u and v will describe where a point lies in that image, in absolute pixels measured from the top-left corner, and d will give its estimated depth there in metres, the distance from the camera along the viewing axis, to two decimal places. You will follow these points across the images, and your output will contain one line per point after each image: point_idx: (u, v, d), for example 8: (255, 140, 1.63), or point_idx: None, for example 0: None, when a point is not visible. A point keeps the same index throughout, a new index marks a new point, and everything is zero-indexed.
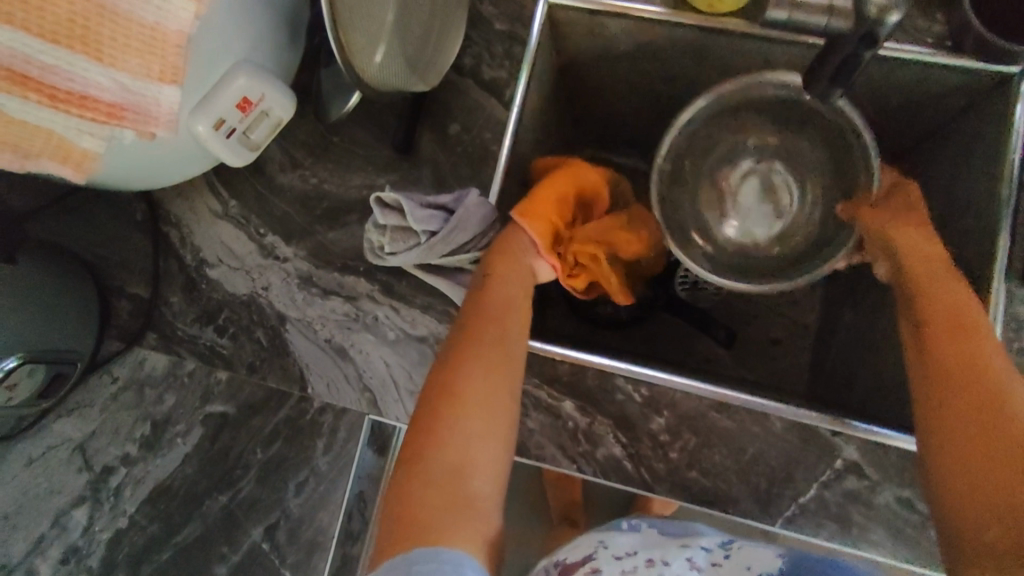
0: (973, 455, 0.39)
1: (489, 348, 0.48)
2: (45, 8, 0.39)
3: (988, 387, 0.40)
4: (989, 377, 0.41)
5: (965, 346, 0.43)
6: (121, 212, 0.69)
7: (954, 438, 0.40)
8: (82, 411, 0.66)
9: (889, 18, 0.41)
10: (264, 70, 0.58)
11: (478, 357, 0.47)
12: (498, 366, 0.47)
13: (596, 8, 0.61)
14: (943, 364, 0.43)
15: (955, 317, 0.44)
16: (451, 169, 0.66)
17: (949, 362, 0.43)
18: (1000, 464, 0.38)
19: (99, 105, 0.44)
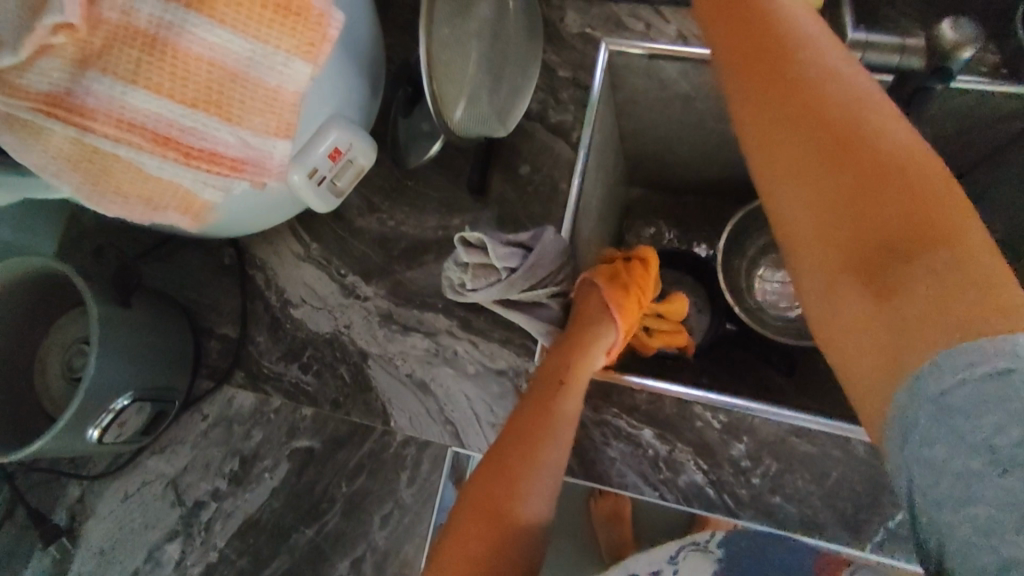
0: (939, 313, 0.32)
1: (542, 446, 0.52)
2: (188, 76, 0.45)
3: (933, 234, 0.34)
4: (935, 213, 0.34)
5: (888, 180, 0.36)
6: (209, 258, 0.73)
7: (919, 303, 0.33)
8: (174, 448, 0.69)
9: (960, 56, 0.44)
10: (352, 122, 0.62)
11: (530, 448, 0.52)
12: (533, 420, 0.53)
13: (656, 51, 0.65)
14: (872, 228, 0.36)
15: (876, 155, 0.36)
16: (521, 208, 0.70)
17: (879, 229, 0.35)
18: (944, 313, 0.32)
19: (225, 159, 0.48)
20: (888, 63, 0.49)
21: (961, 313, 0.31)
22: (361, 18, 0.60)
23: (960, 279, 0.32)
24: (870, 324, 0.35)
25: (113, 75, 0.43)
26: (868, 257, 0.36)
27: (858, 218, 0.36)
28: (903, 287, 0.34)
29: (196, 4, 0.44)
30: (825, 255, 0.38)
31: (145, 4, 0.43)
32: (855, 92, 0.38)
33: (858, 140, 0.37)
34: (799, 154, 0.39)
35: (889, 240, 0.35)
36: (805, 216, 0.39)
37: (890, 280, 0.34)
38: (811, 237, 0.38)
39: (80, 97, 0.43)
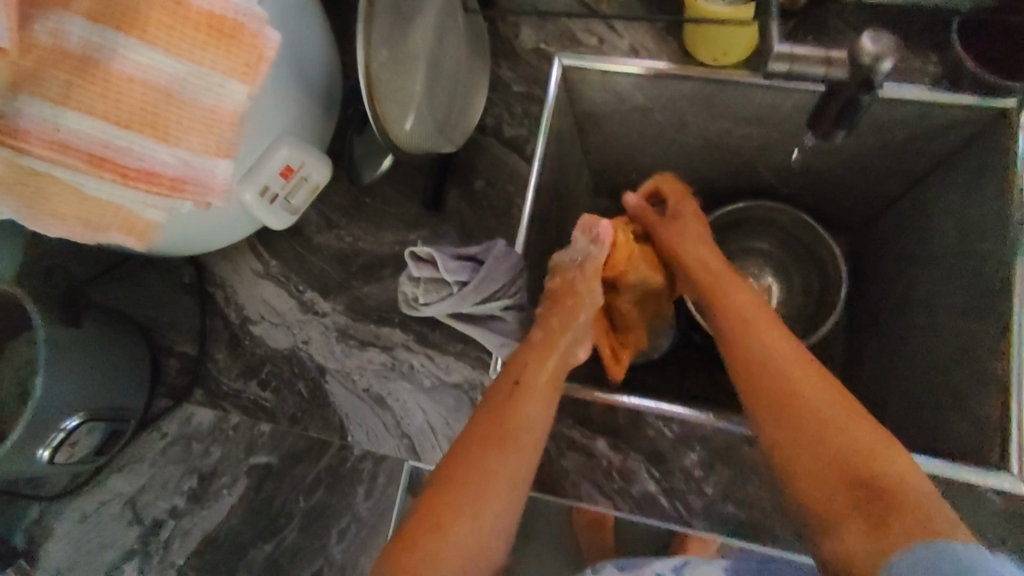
0: (832, 477, 0.47)
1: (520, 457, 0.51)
2: (122, 99, 0.45)
3: (853, 462, 0.47)
4: (856, 447, 0.47)
5: (787, 408, 0.50)
6: (169, 276, 0.74)
7: (823, 455, 0.48)
8: (133, 466, 0.69)
9: (882, 67, 0.44)
10: (303, 141, 0.62)
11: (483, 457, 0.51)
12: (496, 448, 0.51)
13: (609, 66, 0.64)
14: (810, 465, 0.48)
15: (776, 378, 0.51)
16: (478, 223, 0.71)
17: (810, 454, 0.48)
18: (835, 487, 0.47)
19: (165, 180, 0.49)
20: (814, 74, 0.50)
21: (850, 462, 0.47)
22: (313, 39, 0.61)
23: (854, 416, 0.49)
24: (810, 476, 0.48)
25: (43, 97, 0.44)
26: (811, 467, 0.48)
27: (796, 413, 0.50)
28: (829, 424, 0.49)
29: (127, 28, 0.44)
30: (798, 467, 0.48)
31: (75, 26, 0.43)
32: (788, 362, 0.52)
33: (795, 392, 0.50)
34: (757, 385, 0.52)
35: (809, 404, 0.50)
36: (778, 356, 0.53)
37: (803, 428, 0.49)
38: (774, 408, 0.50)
39: (13, 120, 0.44)
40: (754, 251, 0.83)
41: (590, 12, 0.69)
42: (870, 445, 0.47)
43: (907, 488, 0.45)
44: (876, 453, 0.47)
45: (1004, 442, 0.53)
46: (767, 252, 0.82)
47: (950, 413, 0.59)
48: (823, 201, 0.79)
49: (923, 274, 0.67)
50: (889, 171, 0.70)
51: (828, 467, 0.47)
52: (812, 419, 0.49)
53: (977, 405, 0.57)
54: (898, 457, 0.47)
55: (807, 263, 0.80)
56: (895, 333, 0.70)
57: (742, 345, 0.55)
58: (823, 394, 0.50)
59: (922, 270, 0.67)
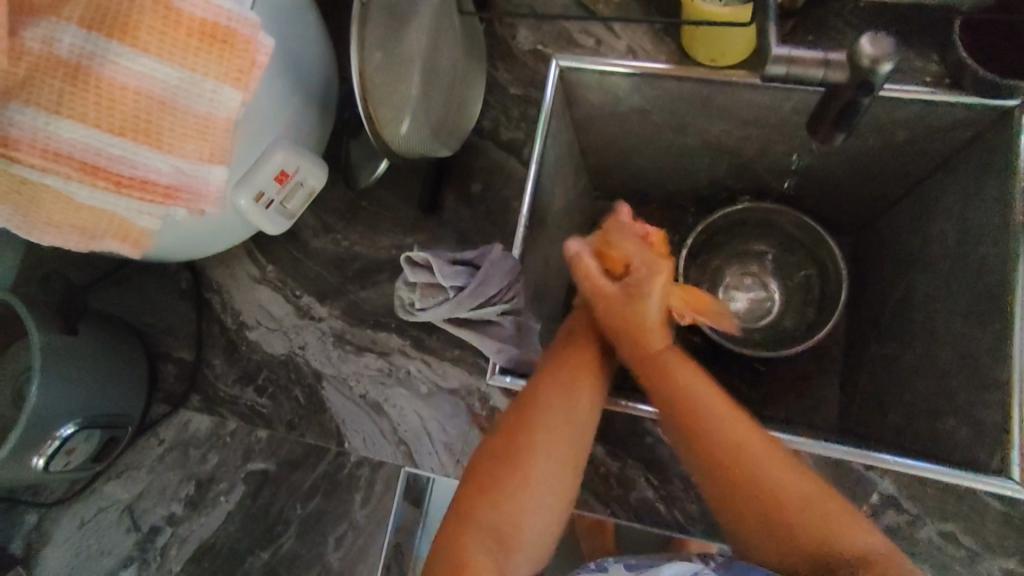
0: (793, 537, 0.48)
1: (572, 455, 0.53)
2: (115, 106, 0.45)
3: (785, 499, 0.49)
4: (825, 516, 0.48)
5: (748, 492, 0.50)
6: (166, 282, 0.73)
7: (794, 539, 0.48)
8: (130, 473, 0.69)
9: (881, 69, 0.44)
10: (298, 145, 0.62)
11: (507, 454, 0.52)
12: (506, 452, 0.52)
13: (605, 67, 0.63)
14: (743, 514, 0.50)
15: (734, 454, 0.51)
16: (475, 226, 0.70)
17: (744, 509, 0.50)
18: (791, 534, 0.48)
19: (158, 188, 0.48)
20: (812, 76, 0.49)
21: (788, 527, 0.48)
22: (308, 43, 0.61)
23: (812, 506, 0.48)
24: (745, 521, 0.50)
25: (36, 105, 0.43)
26: (788, 559, 0.49)
27: (758, 489, 0.49)
28: (768, 487, 0.49)
29: (119, 34, 0.44)
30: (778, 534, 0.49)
31: (68, 34, 0.43)
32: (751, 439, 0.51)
33: (738, 462, 0.50)
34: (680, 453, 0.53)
35: (769, 493, 0.49)
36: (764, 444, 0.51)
37: (781, 519, 0.49)
38: (712, 490, 0.51)
39: (5, 129, 0.43)
40: (755, 253, 0.82)
41: (587, 13, 0.69)
42: (839, 525, 0.48)
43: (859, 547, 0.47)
44: (831, 538, 0.47)
45: (1007, 447, 0.52)
46: (767, 254, 0.81)
47: (952, 418, 0.58)
48: (824, 203, 0.78)
49: (925, 276, 0.66)
50: (889, 172, 0.69)
51: (763, 514, 0.49)
52: (757, 495, 0.49)
53: (979, 410, 0.56)
54: (868, 533, 0.47)
55: (808, 266, 0.79)
56: (896, 336, 0.69)
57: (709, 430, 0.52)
58: (763, 474, 0.50)
59: (923, 272, 0.66)
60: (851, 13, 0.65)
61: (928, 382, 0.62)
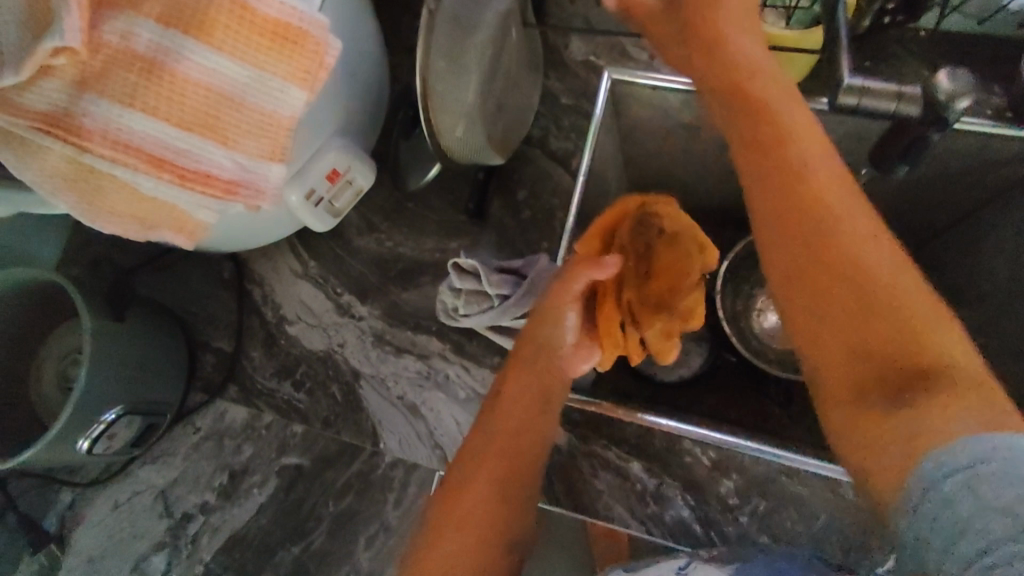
0: (856, 327, 0.33)
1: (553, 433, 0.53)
2: (185, 101, 0.45)
3: (882, 308, 0.33)
4: (914, 337, 0.32)
5: (836, 283, 0.34)
6: (208, 270, 0.74)
7: (832, 339, 0.34)
8: (165, 459, 0.70)
9: (956, 106, 0.43)
10: (351, 144, 0.62)
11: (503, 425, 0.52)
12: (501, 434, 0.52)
13: (659, 82, 0.63)
14: (818, 321, 0.34)
15: (829, 241, 0.35)
16: (520, 234, 0.70)
17: (815, 302, 0.35)
18: (866, 342, 0.33)
19: (220, 182, 0.48)
20: (884, 109, 0.47)
21: (877, 334, 0.33)
22: (366, 44, 0.61)
23: (918, 300, 0.33)
24: (838, 373, 0.34)
25: (111, 97, 0.43)
26: (837, 345, 0.34)
27: (822, 304, 0.34)
28: (873, 289, 0.33)
29: (195, 31, 0.44)
30: (815, 333, 0.35)
31: (145, 29, 0.43)
32: (867, 228, 0.35)
33: (818, 198, 0.36)
34: (767, 248, 0.37)
35: (868, 279, 0.34)
36: (852, 203, 0.36)
37: (877, 310, 0.33)
38: (773, 267, 0.37)
39: (78, 118, 0.43)
40: None
41: (643, 27, 0.68)
42: (933, 330, 0.32)
43: (951, 359, 0.32)
44: (931, 434, 0.30)
45: None
46: None
47: None
48: None
49: (972, 310, 0.65)
50: (940, 201, 0.68)
51: (853, 304, 0.33)
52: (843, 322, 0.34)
53: None
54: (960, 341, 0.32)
55: None
56: None
57: (790, 183, 0.36)
58: (874, 280, 0.34)
59: (971, 306, 0.65)
60: (912, 40, 0.64)
61: None
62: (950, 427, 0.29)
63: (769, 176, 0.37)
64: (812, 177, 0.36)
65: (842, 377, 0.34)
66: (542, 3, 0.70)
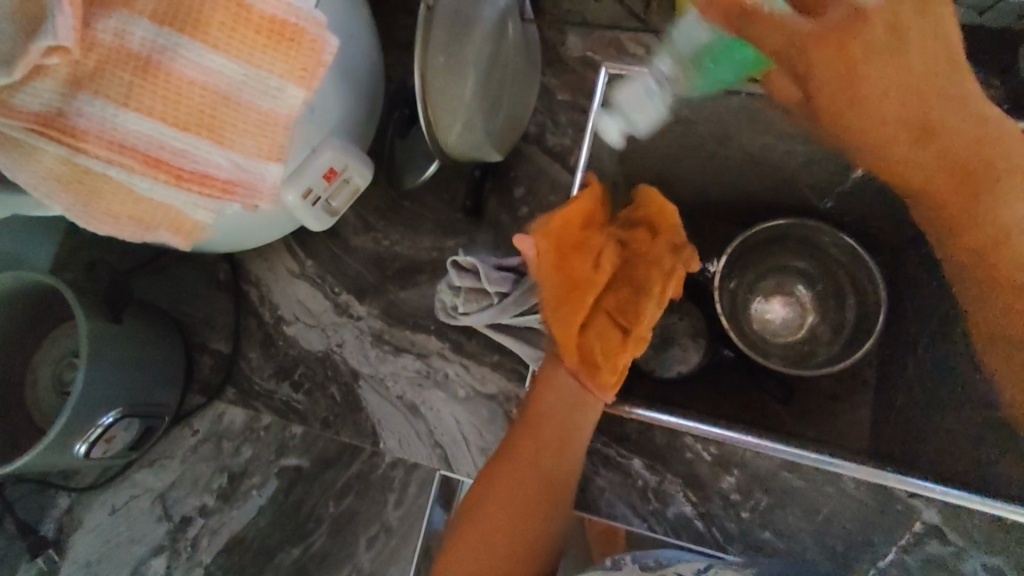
0: (979, 262, 0.54)
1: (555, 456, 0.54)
2: (181, 99, 0.45)
3: (997, 221, 0.50)
4: (1011, 249, 0.50)
5: (978, 197, 0.49)
6: (204, 272, 0.73)
7: (991, 269, 0.54)
8: (163, 463, 0.69)
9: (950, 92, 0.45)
10: (348, 143, 0.62)
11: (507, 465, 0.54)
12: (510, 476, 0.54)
13: (656, 78, 0.63)
14: (948, 220, 0.53)
15: (994, 149, 0.47)
16: (517, 232, 0.70)
17: (948, 213, 0.52)
18: (987, 257, 0.53)
19: (217, 182, 0.47)
20: None
21: (1000, 271, 0.53)
22: (362, 41, 0.61)
23: None
24: (964, 247, 0.54)
25: (106, 97, 0.43)
26: (967, 234, 0.53)
27: (927, 145, 0.48)
28: (986, 217, 0.50)
29: (190, 30, 0.44)
30: (993, 242, 0.51)
31: (140, 28, 0.43)
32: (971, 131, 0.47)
33: (986, 141, 0.47)
34: (928, 180, 0.51)
35: (1002, 243, 0.50)
36: (1010, 140, 0.47)
37: (1003, 246, 0.51)
38: (937, 187, 0.51)
39: (72, 119, 0.43)
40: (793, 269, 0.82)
41: (639, 22, 0.68)
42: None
43: None
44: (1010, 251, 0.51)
45: None
46: (803, 269, 0.81)
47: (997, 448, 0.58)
48: (866, 225, 0.77)
49: None
50: None
51: (987, 245, 0.51)
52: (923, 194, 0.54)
53: None
54: None
55: (846, 285, 0.79)
56: (933, 360, 0.68)
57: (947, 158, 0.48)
58: (909, 156, 0.49)
59: None
60: None
61: (974, 411, 0.62)
62: (1020, 299, 0.53)
63: (856, 26, 0.43)
64: (886, 26, 0.43)
65: (967, 250, 0.54)
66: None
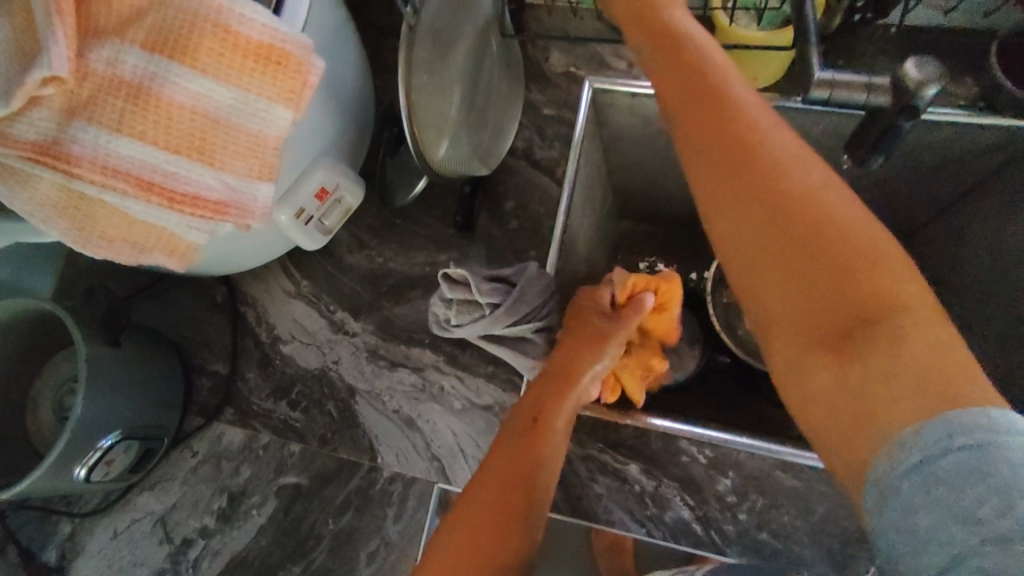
0: (838, 338, 0.34)
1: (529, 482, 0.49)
2: (172, 124, 0.46)
3: (846, 247, 0.35)
4: (897, 313, 0.33)
5: (853, 274, 0.34)
6: (202, 295, 0.75)
7: (805, 337, 0.35)
8: (163, 485, 0.70)
9: (926, 93, 0.44)
10: (338, 163, 0.63)
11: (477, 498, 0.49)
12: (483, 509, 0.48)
13: (639, 89, 0.64)
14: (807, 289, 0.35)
15: (804, 211, 0.36)
16: (508, 245, 0.71)
17: (804, 272, 0.35)
18: (855, 305, 0.34)
19: (209, 203, 0.49)
20: (855, 100, 0.49)
21: (861, 326, 0.33)
22: (350, 65, 0.63)
23: (867, 239, 0.35)
24: (808, 334, 0.35)
25: (98, 123, 0.44)
26: (805, 288, 0.35)
27: (773, 189, 0.37)
28: (841, 245, 0.35)
29: (180, 56, 0.46)
30: (781, 261, 0.36)
31: (131, 56, 0.45)
32: (816, 184, 0.37)
33: (782, 170, 0.37)
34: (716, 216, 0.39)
35: (823, 232, 0.35)
36: (848, 219, 0.36)
37: (848, 255, 0.34)
38: (714, 178, 0.39)
39: (67, 146, 0.44)
40: None
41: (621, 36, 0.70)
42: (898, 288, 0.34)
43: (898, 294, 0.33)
44: (883, 401, 0.31)
45: None
46: None
47: None
48: None
49: None
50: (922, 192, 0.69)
51: (844, 277, 0.34)
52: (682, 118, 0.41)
53: None
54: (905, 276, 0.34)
55: None
56: None
57: (764, 173, 0.37)
58: (737, 221, 0.37)
59: None
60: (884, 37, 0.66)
61: None
62: None
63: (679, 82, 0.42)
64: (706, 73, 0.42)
65: (798, 329, 0.35)
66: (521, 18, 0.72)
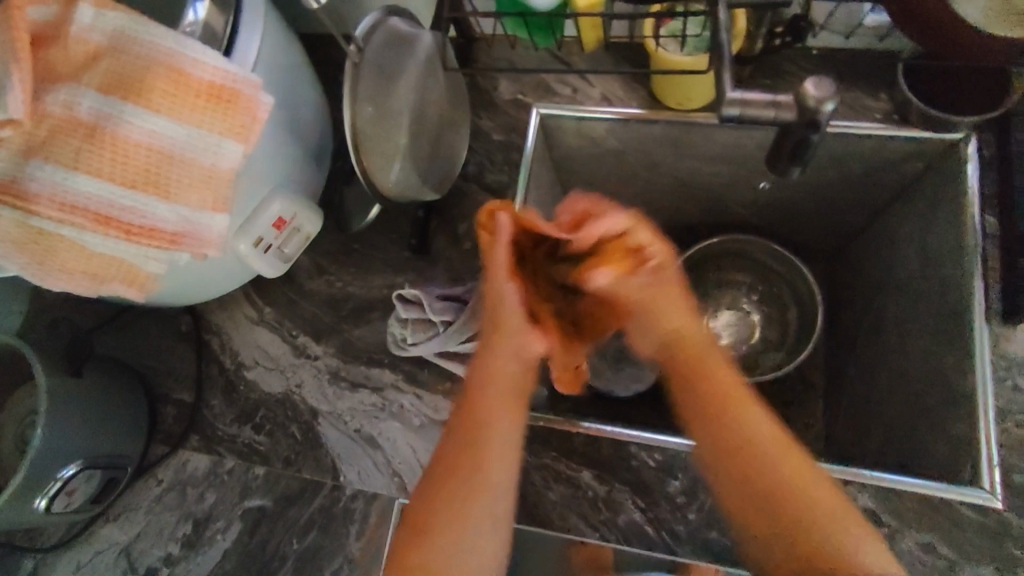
0: (778, 525, 0.50)
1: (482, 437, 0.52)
2: (127, 161, 0.49)
3: (777, 487, 0.51)
4: (819, 528, 0.49)
5: (787, 508, 0.50)
6: (166, 325, 0.76)
7: (765, 524, 0.51)
8: (127, 515, 0.70)
9: (825, 108, 0.49)
10: (296, 193, 0.66)
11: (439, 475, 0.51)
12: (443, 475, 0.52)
13: (582, 114, 0.68)
14: (769, 515, 0.50)
15: (752, 452, 0.52)
16: (462, 265, 0.74)
17: (752, 496, 0.51)
18: (778, 513, 0.50)
19: (165, 235, 0.51)
20: (765, 116, 0.52)
21: (782, 513, 0.50)
22: (304, 99, 0.66)
23: (794, 475, 0.51)
24: (767, 534, 0.51)
25: (56, 162, 0.47)
26: (761, 504, 0.51)
27: (721, 434, 0.53)
28: (779, 493, 0.51)
29: (133, 97, 0.48)
30: (736, 493, 0.52)
31: (87, 98, 0.48)
32: (760, 430, 0.53)
33: (755, 448, 0.52)
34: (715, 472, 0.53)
35: (750, 448, 0.52)
36: (773, 449, 0.52)
37: (786, 502, 0.50)
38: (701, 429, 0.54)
39: (26, 184, 0.47)
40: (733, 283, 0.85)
41: (564, 64, 0.74)
42: (840, 528, 0.49)
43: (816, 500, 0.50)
44: (813, 553, 0.49)
45: (977, 459, 0.55)
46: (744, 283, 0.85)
47: (924, 432, 0.61)
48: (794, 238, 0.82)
49: (893, 302, 0.70)
50: (851, 201, 0.73)
51: (780, 516, 0.50)
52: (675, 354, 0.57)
53: (942, 424, 0.59)
54: (851, 524, 0.49)
55: (785, 295, 0.83)
56: (870, 357, 0.72)
57: (733, 445, 0.52)
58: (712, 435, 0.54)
59: (898, 295, 0.69)
60: (806, 60, 0.71)
61: (902, 397, 0.65)
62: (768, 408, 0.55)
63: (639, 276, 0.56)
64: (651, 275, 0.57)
65: (755, 517, 0.51)
66: (469, 50, 0.76)
